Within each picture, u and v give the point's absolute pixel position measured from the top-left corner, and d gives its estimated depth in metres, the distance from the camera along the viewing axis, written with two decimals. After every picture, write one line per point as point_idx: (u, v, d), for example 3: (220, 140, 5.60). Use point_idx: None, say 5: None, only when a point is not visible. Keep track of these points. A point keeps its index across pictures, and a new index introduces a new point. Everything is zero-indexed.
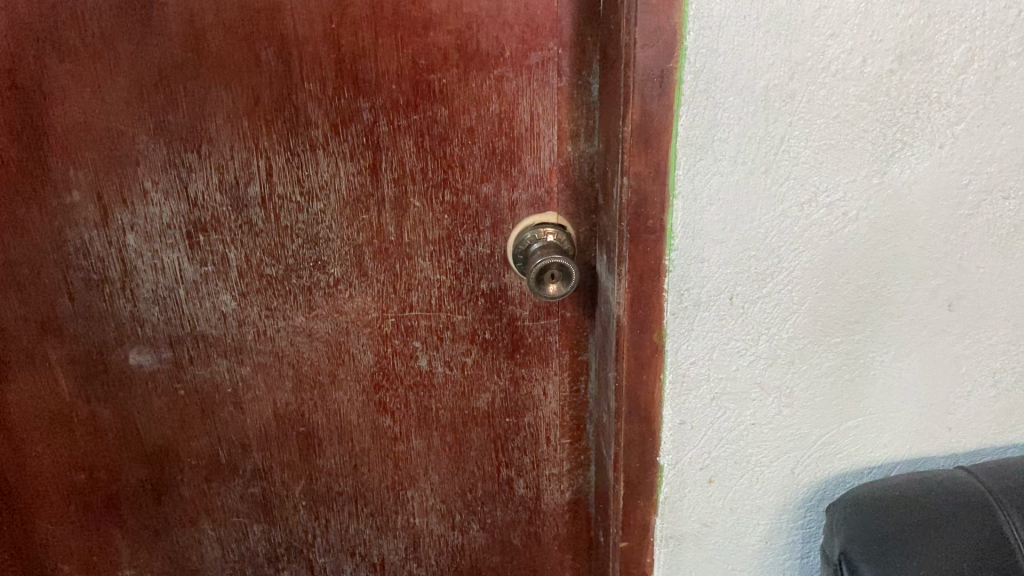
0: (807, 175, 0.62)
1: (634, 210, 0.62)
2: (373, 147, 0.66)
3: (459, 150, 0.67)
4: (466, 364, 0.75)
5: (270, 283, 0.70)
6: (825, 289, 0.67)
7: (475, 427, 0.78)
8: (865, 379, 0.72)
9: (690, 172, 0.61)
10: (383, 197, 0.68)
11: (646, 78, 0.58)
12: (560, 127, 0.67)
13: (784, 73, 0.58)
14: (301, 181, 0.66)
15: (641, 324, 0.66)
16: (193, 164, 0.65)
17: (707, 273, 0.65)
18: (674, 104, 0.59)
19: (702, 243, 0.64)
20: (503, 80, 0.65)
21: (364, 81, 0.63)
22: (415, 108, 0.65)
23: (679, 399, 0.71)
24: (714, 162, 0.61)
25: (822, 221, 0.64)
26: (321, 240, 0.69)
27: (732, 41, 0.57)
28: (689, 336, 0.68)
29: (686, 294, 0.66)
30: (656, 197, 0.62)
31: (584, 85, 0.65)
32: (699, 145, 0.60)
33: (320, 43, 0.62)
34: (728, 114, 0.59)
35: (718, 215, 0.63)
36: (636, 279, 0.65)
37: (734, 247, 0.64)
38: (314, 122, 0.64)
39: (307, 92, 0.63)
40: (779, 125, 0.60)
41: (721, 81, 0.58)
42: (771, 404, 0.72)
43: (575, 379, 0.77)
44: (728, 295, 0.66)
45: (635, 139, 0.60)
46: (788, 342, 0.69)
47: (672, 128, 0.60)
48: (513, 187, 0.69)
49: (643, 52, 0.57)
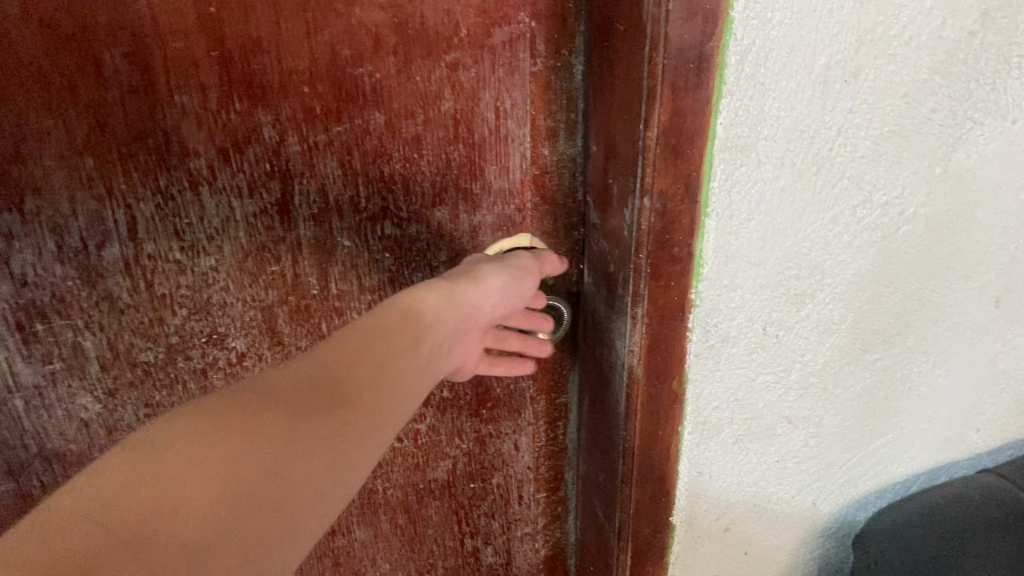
0: (863, 172, 0.48)
1: (657, 237, 0.47)
2: (282, 174, 0.46)
3: (401, 166, 0.48)
4: (420, 431, 0.59)
5: (147, 373, 0.50)
6: (869, 303, 0.54)
7: (432, 501, 0.62)
8: (900, 394, 0.60)
9: (728, 182, 0.46)
10: (301, 240, 0.49)
11: (680, 65, 0.41)
12: (533, 125, 0.50)
13: (850, 45, 0.43)
14: (181, 233, 0.46)
15: (658, 374, 0.52)
16: (13, 229, 0.43)
17: (739, 302, 0.51)
18: (713, 97, 0.43)
19: (735, 268, 0.49)
20: (459, 68, 0.46)
21: (264, 84, 0.44)
22: (338, 115, 0.46)
23: (697, 449, 0.57)
24: (757, 166, 0.45)
25: (874, 225, 0.51)
26: (215, 307, 0.49)
27: (792, 6, 0.41)
28: (713, 376, 0.53)
29: (713, 330, 0.51)
30: (684, 218, 0.46)
31: (564, 67, 0.49)
32: (740, 147, 0.45)
33: (193, 36, 0.41)
34: (779, 104, 0.44)
35: (758, 231, 0.48)
36: (654, 320, 0.49)
37: (772, 267, 0.50)
38: (194, 149, 0.44)
39: (179, 107, 0.43)
40: (836, 113, 0.45)
41: (774, 61, 0.42)
42: (798, 437, 0.59)
43: (553, 425, 0.62)
44: (762, 324, 0.52)
45: (661, 147, 0.44)
46: (823, 368, 0.56)
47: (708, 128, 0.44)
48: (474, 208, 0.51)
49: (678, 29, 0.40)
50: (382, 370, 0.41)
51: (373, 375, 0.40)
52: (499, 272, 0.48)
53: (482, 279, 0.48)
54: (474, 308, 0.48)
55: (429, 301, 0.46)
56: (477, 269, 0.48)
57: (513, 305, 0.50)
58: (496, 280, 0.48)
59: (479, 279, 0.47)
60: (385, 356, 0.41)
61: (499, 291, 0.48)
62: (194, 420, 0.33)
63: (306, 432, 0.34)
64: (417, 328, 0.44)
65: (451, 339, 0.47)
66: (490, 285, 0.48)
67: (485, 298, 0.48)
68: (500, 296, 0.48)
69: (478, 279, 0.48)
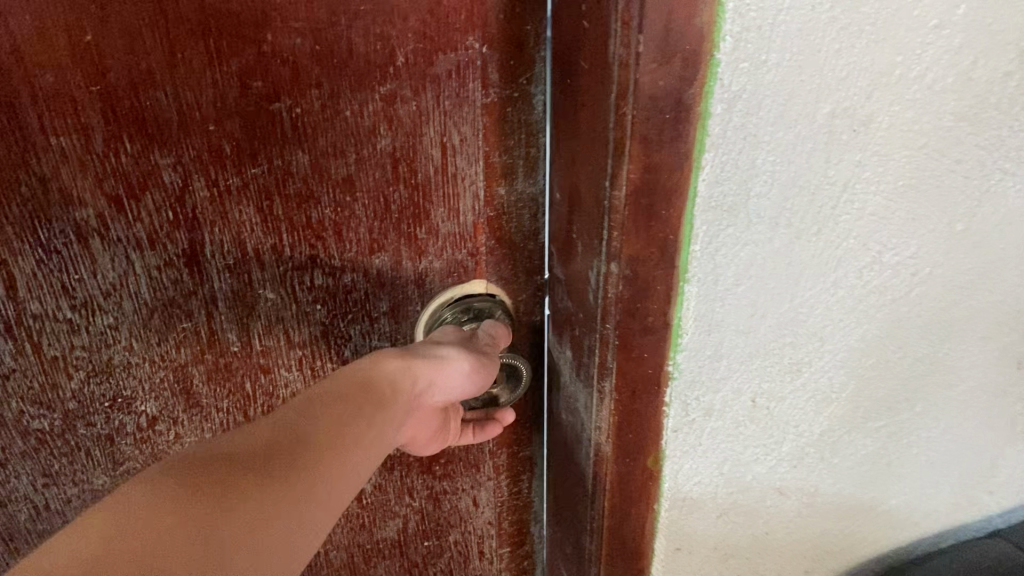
0: (873, 230, 0.39)
1: (627, 304, 0.40)
2: (189, 222, 0.40)
3: (332, 211, 0.42)
4: (365, 491, 0.53)
5: (42, 441, 0.44)
6: (875, 368, 0.46)
7: (382, 561, 0.57)
8: (907, 460, 0.52)
9: (710, 245, 0.38)
10: (215, 294, 0.42)
11: (653, 115, 0.34)
12: (487, 163, 0.43)
13: (861, 90, 0.34)
14: (70, 289, 0.40)
15: (630, 451, 0.46)
16: None
17: (724, 375, 0.43)
18: (694, 150, 0.35)
19: (720, 338, 0.41)
20: (396, 101, 0.40)
21: (159, 122, 0.37)
22: (253, 157, 0.39)
23: (676, 525, 0.51)
24: (746, 227, 0.37)
25: (884, 287, 0.42)
26: (118, 369, 0.43)
27: (793, 47, 0.32)
28: (694, 452, 0.47)
29: (694, 403, 0.44)
30: (658, 285, 0.39)
31: (522, 98, 0.42)
32: (725, 207, 0.37)
33: (66, 69, 0.34)
34: (773, 158, 0.35)
35: (747, 298, 0.40)
36: (625, 396, 0.43)
37: (766, 334, 0.42)
38: (79, 198, 0.37)
39: (56, 151, 0.36)
40: (843, 165, 0.36)
41: (768, 110, 0.34)
42: (790, 508, 0.52)
43: (515, 479, 0.56)
44: (750, 396, 0.45)
45: (631, 208, 0.37)
46: (819, 439, 0.48)
47: (688, 188, 0.36)
48: (418, 254, 0.45)
49: (649, 74, 0.33)
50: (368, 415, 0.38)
51: (354, 424, 0.37)
52: (465, 353, 0.42)
53: (442, 356, 0.42)
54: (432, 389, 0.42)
55: (386, 368, 0.41)
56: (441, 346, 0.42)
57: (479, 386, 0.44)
58: (461, 361, 0.42)
59: (442, 357, 0.42)
60: (370, 398, 0.39)
61: (463, 373, 0.42)
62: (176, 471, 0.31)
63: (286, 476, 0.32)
64: (387, 391, 0.40)
65: (409, 415, 0.42)
66: (451, 365, 0.42)
67: (447, 377, 0.42)
68: (463, 379, 0.42)
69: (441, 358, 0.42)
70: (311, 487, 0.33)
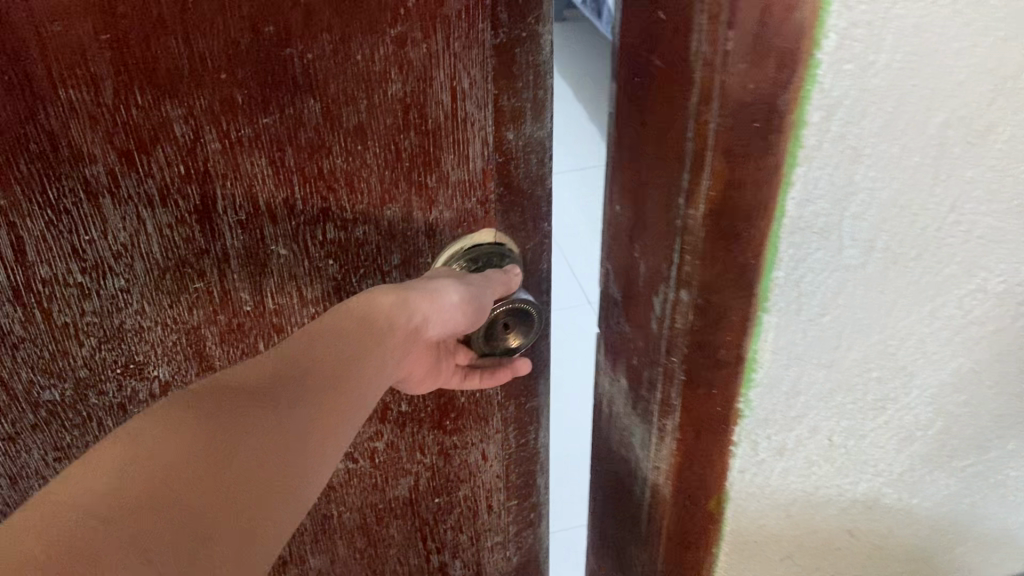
0: (976, 253, 0.34)
1: (697, 337, 0.34)
2: (200, 176, 0.39)
3: (343, 161, 0.41)
4: (378, 450, 0.53)
5: (53, 413, 0.44)
6: (966, 407, 0.40)
7: (394, 521, 0.57)
8: (991, 500, 0.45)
9: (796, 272, 0.33)
10: (228, 252, 0.41)
11: (740, 122, 0.28)
12: (495, 105, 0.43)
13: (981, 96, 0.30)
14: (80, 251, 0.39)
15: (691, 494, 0.40)
16: None
17: (801, 412, 0.38)
18: (786, 164, 0.30)
19: (800, 371, 0.36)
20: (407, 43, 0.39)
21: (172, 73, 0.36)
22: (265, 105, 0.38)
23: (739, 567, 0.45)
24: (837, 252, 0.32)
25: (987, 318, 0.37)
26: (128, 335, 0.42)
27: (912, 47, 0.27)
28: (762, 494, 0.41)
29: (765, 443, 0.39)
30: (735, 317, 0.33)
31: (531, 38, 0.42)
32: (817, 227, 0.31)
33: (75, 15, 0.33)
34: (874, 173, 0.30)
35: (832, 327, 0.35)
36: (687, 436, 0.38)
37: (848, 369, 0.37)
38: (88, 154, 0.36)
39: (65, 104, 0.35)
40: (951, 182, 0.32)
41: (872, 119, 0.29)
42: (860, 552, 0.46)
43: (521, 431, 0.56)
44: (828, 435, 0.39)
45: (708, 229, 0.31)
46: (899, 478, 0.42)
47: (776, 206, 0.30)
48: (430, 204, 0.44)
49: (740, 76, 0.27)
50: (349, 370, 0.41)
51: (337, 378, 0.40)
52: (457, 286, 0.43)
53: (435, 288, 0.42)
54: (424, 322, 0.43)
55: (379, 305, 0.42)
56: (434, 280, 0.43)
57: (471, 320, 0.45)
58: (452, 295, 0.42)
59: (435, 290, 0.42)
60: (350, 354, 0.41)
61: (454, 307, 0.43)
62: (166, 432, 0.34)
63: (268, 440, 0.36)
64: (380, 331, 0.42)
65: (401, 346, 0.44)
66: (443, 297, 0.42)
67: (440, 311, 0.43)
68: (455, 312, 0.43)
69: (433, 291, 0.42)
70: (291, 452, 0.36)
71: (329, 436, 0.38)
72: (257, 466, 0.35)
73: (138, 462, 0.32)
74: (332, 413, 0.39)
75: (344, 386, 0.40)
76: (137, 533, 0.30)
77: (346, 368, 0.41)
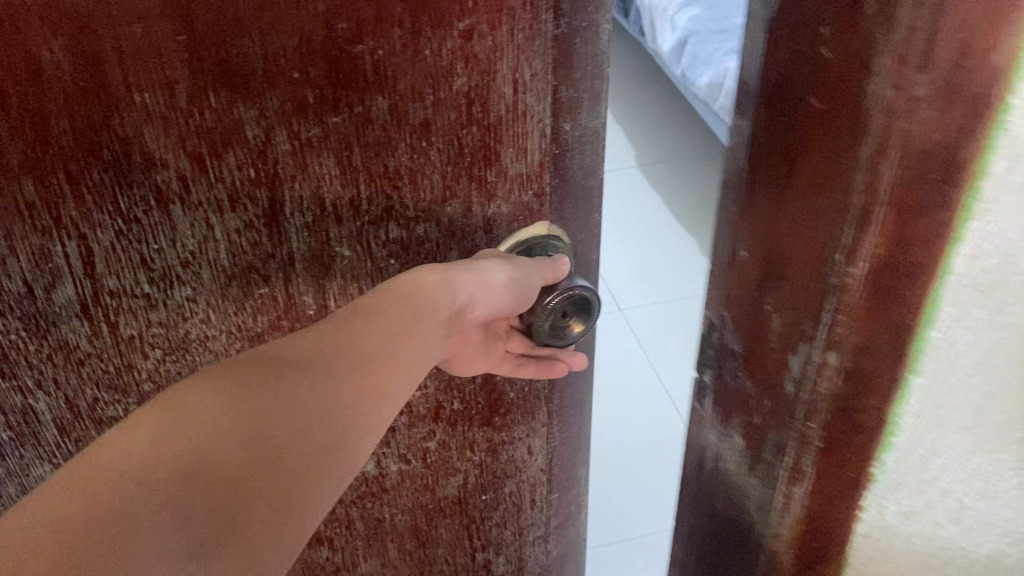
0: None
1: (840, 404, 0.33)
2: (269, 179, 0.38)
3: (407, 158, 0.41)
4: (429, 450, 0.52)
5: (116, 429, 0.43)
6: None
7: (442, 520, 0.57)
8: None
9: (952, 334, 0.30)
10: (294, 255, 0.41)
11: (914, 179, 0.27)
12: (555, 97, 0.42)
13: None
14: (148, 261, 0.38)
15: (818, 558, 0.39)
16: None
17: (945, 482, 0.35)
18: (958, 222, 0.28)
19: (946, 439, 0.34)
20: (474, 37, 0.38)
21: (246, 74, 0.35)
22: (335, 105, 0.37)
23: None
24: (1003, 318, 0.30)
25: None
26: (194, 344, 0.41)
27: None
28: (890, 560, 0.39)
29: (893, 506, 0.37)
30: (881, 377, 0.32)
31: (591, 27, 0.41)
32: (984, 287, 0.29)
33: (154, 17, 0.32)
34: None
35: (990, 398, 0.32)
36: (817, 497, 0.37)
37: (1008, 445, 0.33)
38: (161, 161, 0.35)
39: (140, 109, 0.34)
40: None
41: None
42: None
43: (566, 422, 0.56)
44: (969, 510, 0.36)
45: (865, 288, 0.30)
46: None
47: (943, 267, 0.29)
48: (489, 199, 0.44)
49: (920, 130, 0.26)
50: (377, 362, 0.38)
51: (361, 371, 0.37)
52: (504, 265, 0.42)
53: (482, 267, 0.42)
54: (471, 302, 0.42)
55: (424, 282, 0.41)
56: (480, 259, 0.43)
57: (519, 301, 0.44)
58: (499, 275, 0.42)
59: (480, 266, 0.42)
60: (375, 343, 0.38)
61: (500, 287, 0.42)
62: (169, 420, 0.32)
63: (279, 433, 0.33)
64: (421, 308, 0.41)
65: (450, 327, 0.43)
66: (489, 276, 0.42)
67: (486, 290, 0.42)
68: (502, 291, 0.43)
69: (479, 269, 0.42)
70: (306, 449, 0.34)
71: (350, 433, 0.36)
72: (299, 443, 0.34)
73: (177, 436, 0.31)
74: (355, 410, 0.37)
75: (369, 379, 0.38)
76: (172, 509, 0.29)
77: (372, 361, 0.38)
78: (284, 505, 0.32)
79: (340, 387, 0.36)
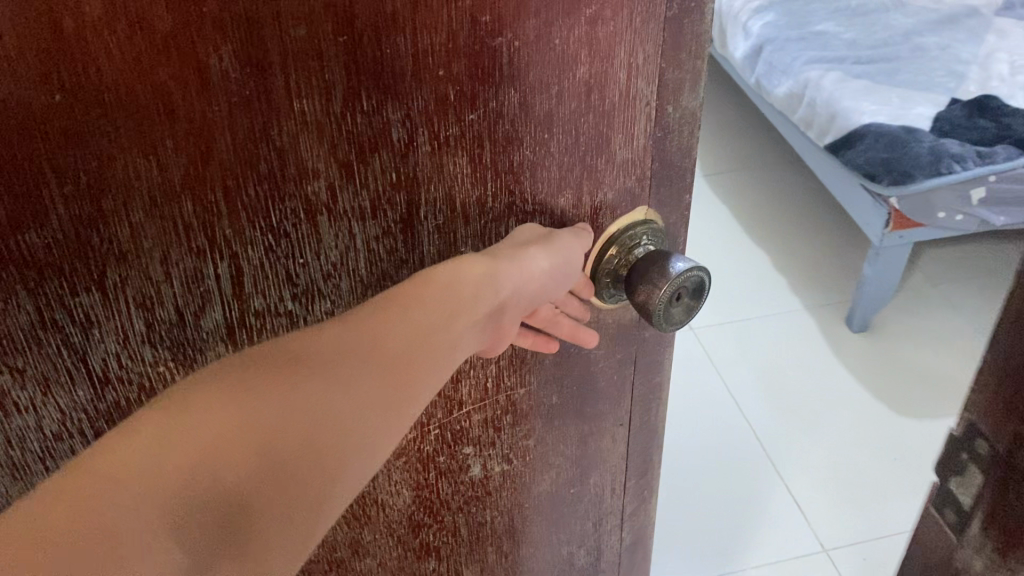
0: None
1: None
2: (408, 183, 0.37)
3: (531, 152, 0.39)
4: (530, 448, 0.52)
5: None
6: None
7: (536, 517, 0.56)
8: None
9: None
10: (427, 259, 0.40)
11: None
12: (661, 80, 0.41)
13: None
14: (293, 276, 0.37)
15: None
16: (106, 320, 0.35)
17: None
18: None
19: None
20: (598, 23, 0.36)
21: (394, 75, 0.33)
22: (473, 101, 0.36)
23: None
24: None
25: None
26: None
27: None
28: None
29: None
30: None
31: (698, 7, 0.40)
32: None
33: (319, 17, 0.30)
34: None
35: None
36: None
37: None
38: (313, 171, 0.34)
39: (298, 117, 0.32)
40: None
41: None
42: None
43: (649, 408, 0.56)
44: None
45: None
46: None
47: None
48: (597, 188, 0.43)
49: None
50: (409, 355, 0.36)
51: (386, 370, 0.35)
52: (544, 250, 0.40)
53: (522, 254, 0.40)
54: (513, 289, 0.40)
55: (465, 274, 0.38)
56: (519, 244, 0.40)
57: (560, 281, 0.42)
58: (538, 259, 0.40)
59: (518, 255, 0.39)
60: (409, 335, 0.36)
61: (539, 272, 0.40)
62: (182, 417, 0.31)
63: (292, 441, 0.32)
64: (460, 301, 0.38)
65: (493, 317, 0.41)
66: (530, 260, 0.40)
67: (525, 275, 0.40)
68: (542, 277, 0.40)
69: (519, 257, 0.39)
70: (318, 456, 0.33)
71: (370, 435, 0.34)
72: (309, 445, 0.33)
73: (185, 435, 0.31)
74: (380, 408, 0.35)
75: (398, 375, 0.36)
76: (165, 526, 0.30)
77: (405, 354, 0.36)
78: (282, 515, 0.32)
79: (366, 389, 0.35)
